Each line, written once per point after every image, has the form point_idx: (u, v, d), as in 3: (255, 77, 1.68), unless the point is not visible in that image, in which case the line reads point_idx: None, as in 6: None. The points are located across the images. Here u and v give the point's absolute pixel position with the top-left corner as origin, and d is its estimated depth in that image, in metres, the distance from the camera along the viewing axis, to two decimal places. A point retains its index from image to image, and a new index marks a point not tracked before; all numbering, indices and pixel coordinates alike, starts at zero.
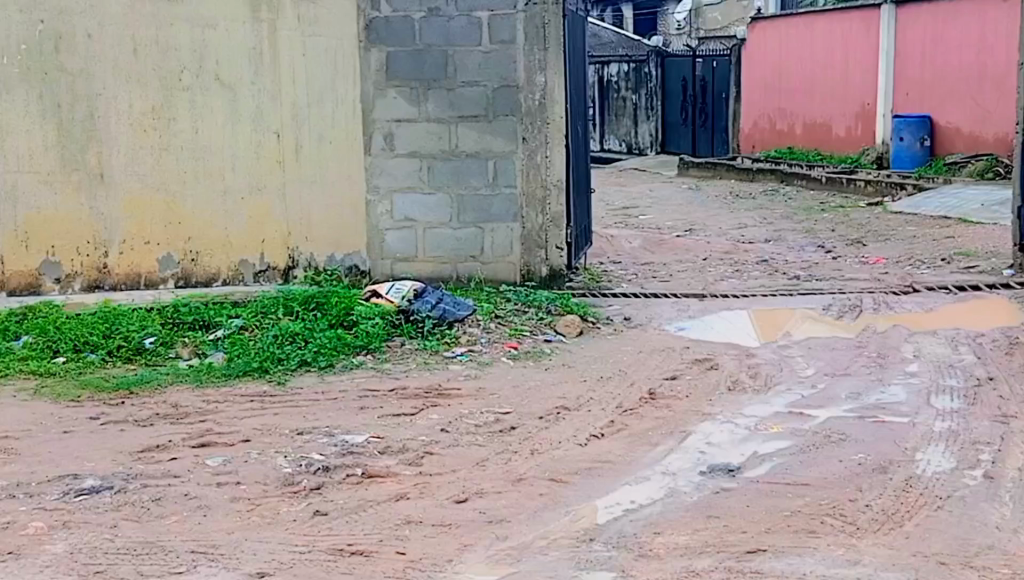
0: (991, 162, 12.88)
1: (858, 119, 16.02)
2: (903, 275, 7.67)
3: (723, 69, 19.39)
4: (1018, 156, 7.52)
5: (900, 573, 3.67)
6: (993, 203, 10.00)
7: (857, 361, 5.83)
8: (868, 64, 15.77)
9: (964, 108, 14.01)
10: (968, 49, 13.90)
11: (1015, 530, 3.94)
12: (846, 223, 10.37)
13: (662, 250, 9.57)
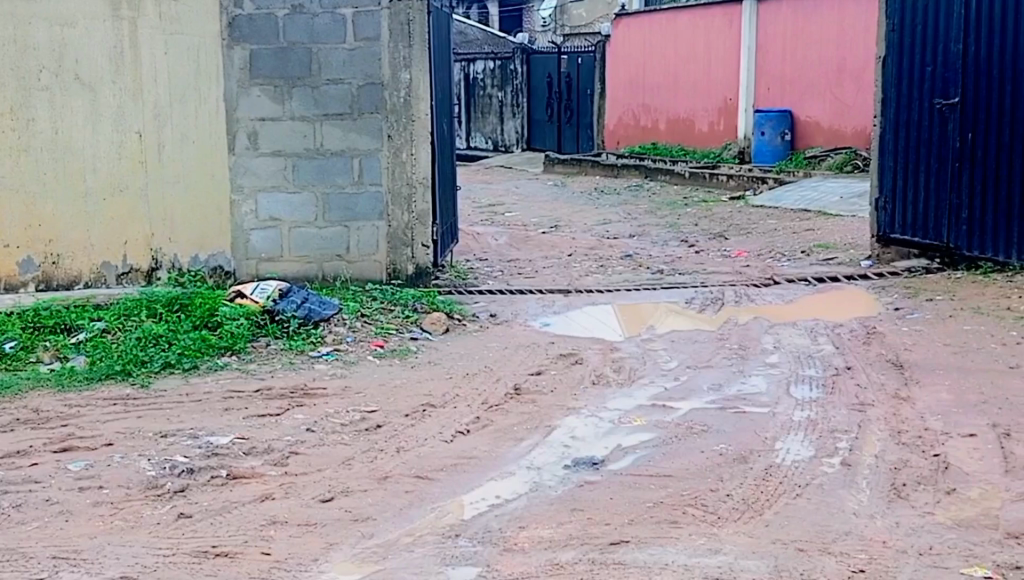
0: (848, 158, 13.37)
1: (720, 114, 16.51)
2: (763, 267, 7.89)
3: (587, 66, 19.72)
4: (877, 148, 7.85)
5: (760, 560, 3.72)
6: (851, 195, 10.38)
7: (719, 354, 5.95)
8: (731, 62, 16.22)
9: (823, 102, 14.50)
10: (827, 45, 14.37)
11: (872, 516, 4.01)
12: (709, 217, 10.62)
13: (528, 246, 9.63)
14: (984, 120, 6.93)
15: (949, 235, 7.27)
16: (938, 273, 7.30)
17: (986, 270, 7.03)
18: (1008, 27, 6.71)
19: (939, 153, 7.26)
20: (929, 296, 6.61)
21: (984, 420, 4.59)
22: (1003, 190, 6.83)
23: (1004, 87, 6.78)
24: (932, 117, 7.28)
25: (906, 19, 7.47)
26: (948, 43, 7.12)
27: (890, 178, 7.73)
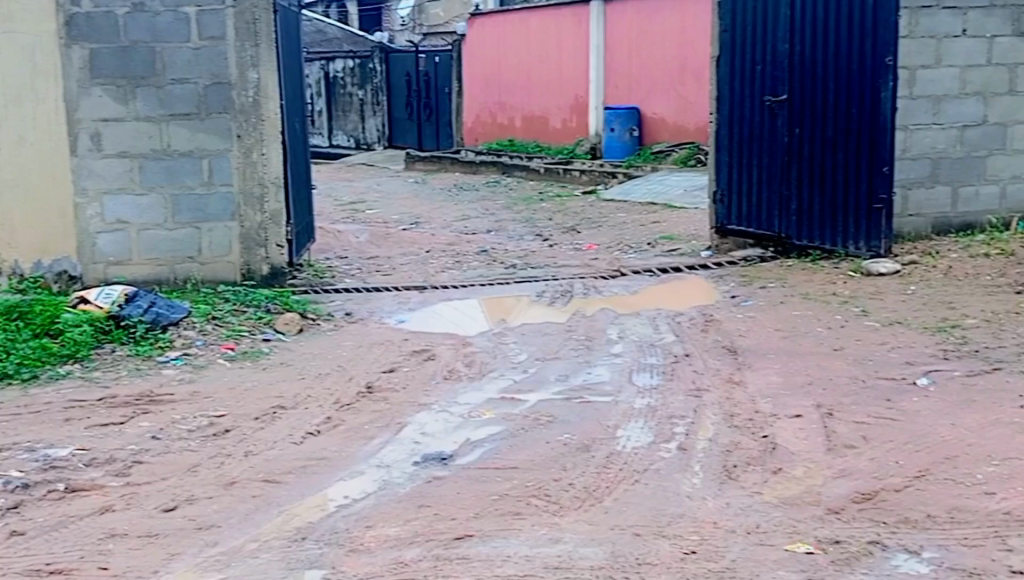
0: (691, 152, 13.73)
1: (573, 111, 16.78)
2: (613, 259, 8.06)
3: (445, 65, 19.79)
4: (714, 144, 8.08)
5: (598, 547, 3.73)
6: (694, 188, 10.73)
7: (567, 345, 6.06)
8: (581, 63, 16.46)
9: (668, 100, 14.86)
10: (670, 44, 14.73)
11: (704, 497, 4.04)
12: (564, 211, 10.79)
13: (387, 243, 9.60)
14: (810, 116, 7.27)
15: (780, 225, 7.59)
16: (772, 260, 7.60)
17: (815, 257, 7.40)
18: (830, 29, 7.05)
19: (771, 147, 7.57)
20: (763, 283, 6.87)
21: (807, 397, 4.76)
22: (828, 182, 7.22)
23: (827, 86, 7.12)
24: (762, 113, 7.59)
25: (737, 21, 7.71)
26: (775, 43, 7.43)
27: (726, 172, 8.00)
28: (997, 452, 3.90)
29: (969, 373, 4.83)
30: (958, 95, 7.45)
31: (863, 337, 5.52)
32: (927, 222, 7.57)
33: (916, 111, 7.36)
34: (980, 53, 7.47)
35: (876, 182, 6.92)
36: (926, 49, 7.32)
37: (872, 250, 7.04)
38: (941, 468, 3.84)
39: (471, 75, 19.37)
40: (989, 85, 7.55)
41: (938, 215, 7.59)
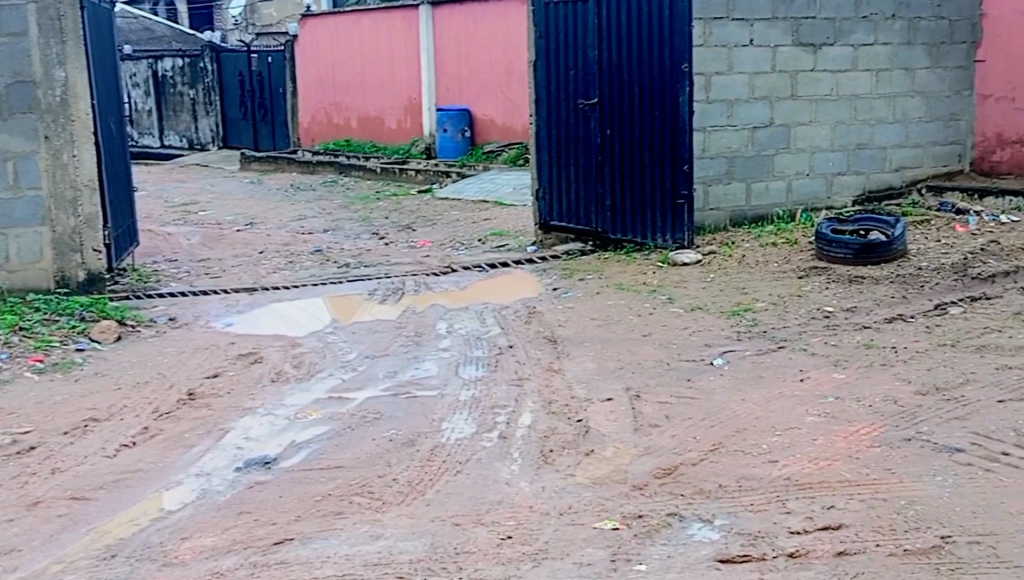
0: (520, 152, 14.03)
1: (407, 112, 16.87)
2: (442, 257, 8.19)
3: (278, 65, 19.59)
4: (534, 145, 8.30)
5: (418, 540, 3.65)
6: (522, 185, 11.03)
7: (397, 341, 6.13)
8: (414, 67, 16.53)
9: (497, 102, 15.11)
10: (496, 49, 14.97)
11: (523, 483, 4.05)
12: (399, 209, 10.86)
13: (220, 245, 9.45)
14: (619, 117, 7.61)
15: (597, 221, 7.92)
16: (591, 253, 7.91)
17: (629, 249, 7.75)
18: (633, 37, 7.40)
19: (585, 148, 7.88)
20: (581, 276, 7.13)
21: (618, 380, 5.01)
22: (637, 179, 7.58)
23: (633, 90, 7.47)
24: (576, 116, 7.89)
25: (550, 28, 7.95)
26: (586, 50, 7.73)
27: (547, 171, 8.25)
28: (778, 424, 4.21)
29: (758, 351, 5.17)
30: (748, 100, 8.00)
31: (667, 323, 5.83)
32: (725, 214, 8.12)
33: (713, 112, 7.89)
34: (765, 61, 8.03)
35: (678, 178, 7.32)
36: (719, 57, 7.84)
37: (677, 241, 7.47)
38: (731, 441, 4.12)
39: (304, 76, 19.16)
40: (775, 89, 8.13)
41: (735, 208, 8.14)
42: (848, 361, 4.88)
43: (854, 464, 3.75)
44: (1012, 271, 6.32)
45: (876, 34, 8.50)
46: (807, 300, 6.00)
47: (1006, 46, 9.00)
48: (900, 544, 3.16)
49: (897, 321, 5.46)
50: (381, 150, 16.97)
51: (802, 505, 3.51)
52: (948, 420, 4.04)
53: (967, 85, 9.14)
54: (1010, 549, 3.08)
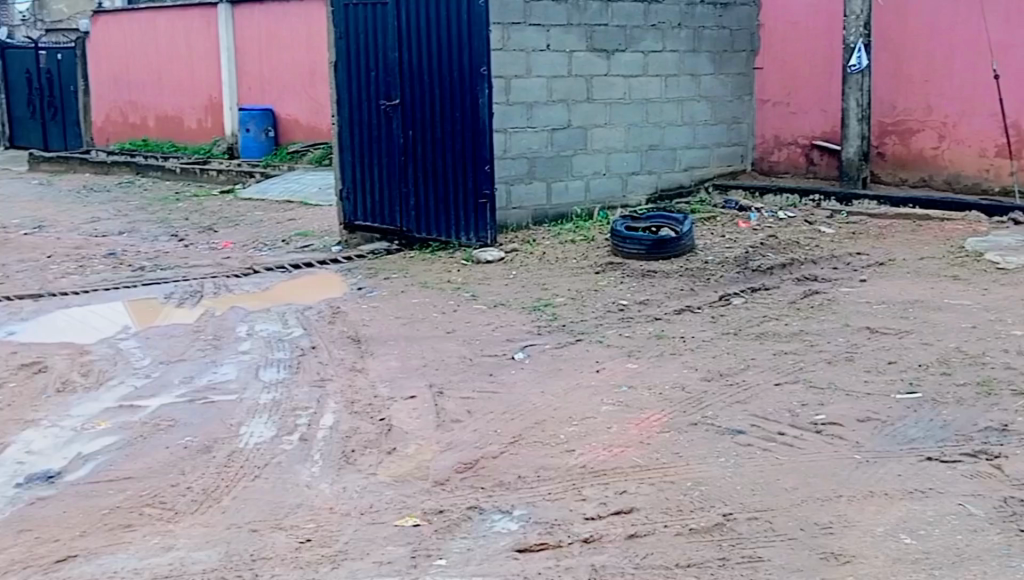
0: (326, 152, 13.82)
1: (207, 112, 16.32)
2: (244, 258, 7.95)
3: (68, 62, 18.57)
4: (337, 146, 8.20)
5: (211, 550, 3.51)
6: (328, 185, 10.86)
7: (194, 346, 5.90)
8: (214, 65, 16.02)
9: (300, 102, 14.84)
10: (299, 49, 14.71)
11: (323, 485, 3.97)
12: (201, 210, 10.50)
13: (4, 249, 8.85)
14: (420, 118, 7.62)
15: (401, 220, 7.89)
16: (397, 252, 7.87)
17: (434, 248, 7.76)
18: (431, 40, 7.44)
19: (388, 148, 7.85)
20: (388, 274, 7.10)
21: (421, 377, 5.01)
22: (440, 179, 7.61)
23: (433, 92, 7.50)
24: (379, 117, 7.85)
25: (351, 28, 7.88)
26: (386, 52, 7.70)
27: (351, 171, 8.16)
28: (575, 414, 4.31)
29: (557, 345, 5.28)
30: (546, 102, 8.16)
31: (471, 319, 5.87)
32: (527, 213, 8.24)
33: (513, 114, 7.98)
34: (561, 65, 8.23)
35: (479, 178, 7.41)
36: (517, 61, 7.95)
37: (480, 239, 7.55)
38: (531, 432, 4.19)
39: (97, 73, 18.23)
40: (572, 93, 8.35)
41: (536, 207, 8.28)
42: (641, 351, 5.06)
43: (645, 449, 3.89)
44: (788, 263, 6.71)
45: (664, 41, 8.96)
46: (604, 295, 6.18)
47: (781, 55, 9.76)
48: (686, 524, 3.29)
49: (686, 312, 5.71)
50: (180, 149, 16.33)
51: (596, 491, 3.61)
52: (730, 404, 4.25)
53: (748, 90, 9.91)
54: (785, 522, 3.24)
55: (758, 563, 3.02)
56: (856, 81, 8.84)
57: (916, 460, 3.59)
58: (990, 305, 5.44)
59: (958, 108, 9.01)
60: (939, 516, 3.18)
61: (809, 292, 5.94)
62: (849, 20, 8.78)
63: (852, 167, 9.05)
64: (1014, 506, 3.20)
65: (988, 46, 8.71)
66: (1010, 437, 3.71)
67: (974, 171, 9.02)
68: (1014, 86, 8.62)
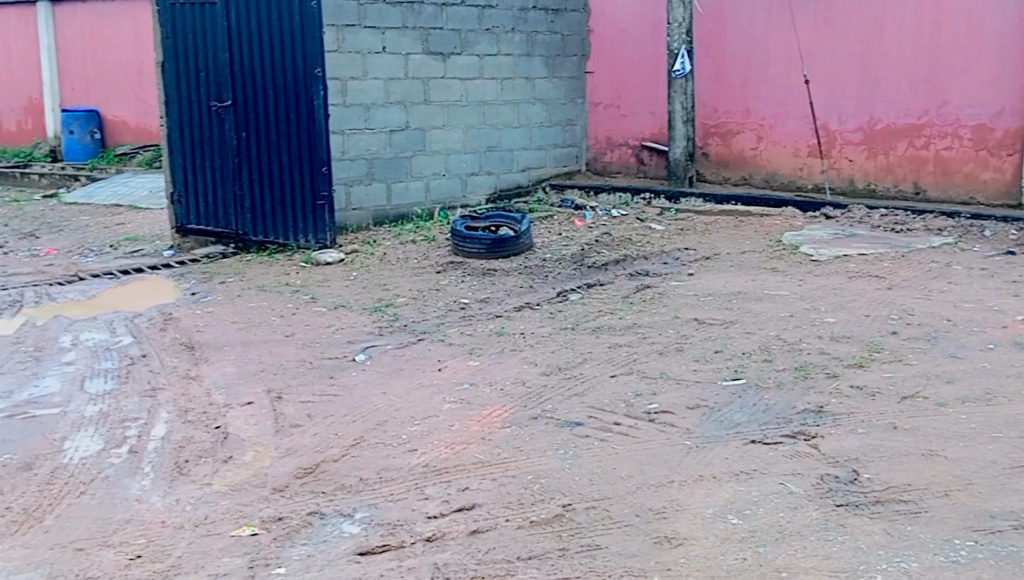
0: (157, 154, 13.33)
1: (26, 113, 15.47)
2: (68, 265, 7.58)
3: None
4: (165, 148, 7.91)
5: (33, 571, 3.33)
6: (159, 188, 10.49)
7: (12, 358, 5.57)
8: (34, 64, 15.20)
9: (128, 102, 14.26)
10: (125, 48, 14.13)
11: (155, 498, 3.82)
12: (21, 215, 9.95)
13: None
14: (254, 120, 7.47)
15: (237, 222, 7.69)
16: (233, 256, 7.67)
17: (271, 251, 7.61)
18: (264, 41, 7.31)
19: (221, 150, 7.64)
20: (222, 278, 6.91)
21: (258, 383, 4.90)
22: (276, 180, 7.47)
23: (266, 93, 7.36)
24: (209, 118, 7.63)
25: (177, 27, 7.62)
26: (216, 52, 7.49)
27: (181, 173, 7.89)
28: (416, 413, 4.31)
29: (399, 345, 5.27)
30: (383, 104, 8.13)
31: (310, 322, 5.79)
32: (367, 214, 8.17)
33: (350, 116, 7.91)
34: (397, 67, 8.21)
35: (317, 180, 7.32)
36: (352, 63, 7.89)
37: (320, 241, 7.46)
38: (372, 434, 4.16)
39: None
40: (409, 95, 8.34)
41: (376, 208, 8.23)
42: (482, 348, 5.11)
43: (486, 445, 3.93)
44: (622, 259, 6.90)
45: (499, 45, 9.07)
46: (444, 294, 6.20)
47: (611, 60, 10.03)
48: (526, 517, 3.35)
49: (525, 309, 5.80)
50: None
51: (438, 489, 3.62)
52: (569, 397, 4.34)
53: (580, 94, 10.15)
54: (621, 509, 3.34)
55: (596, 551, 3.10)
56: (681, 85, 9.18)
57: (741, 443, 3.76)
58: (806, 294, 5.76)
59: (773, 111, 9.49)
60: (763, 496, 3.34)
61: (642, 287, 6.13)
62: (673, 27, 9.09)
63: (680, 167, 9.39)
64: (830, 483, 3.40)
65: (800, 54, 9.22)
66: (825, 418, 3.94)
67: (789, 170, 9.50)
68: (823, 90, 9.15)
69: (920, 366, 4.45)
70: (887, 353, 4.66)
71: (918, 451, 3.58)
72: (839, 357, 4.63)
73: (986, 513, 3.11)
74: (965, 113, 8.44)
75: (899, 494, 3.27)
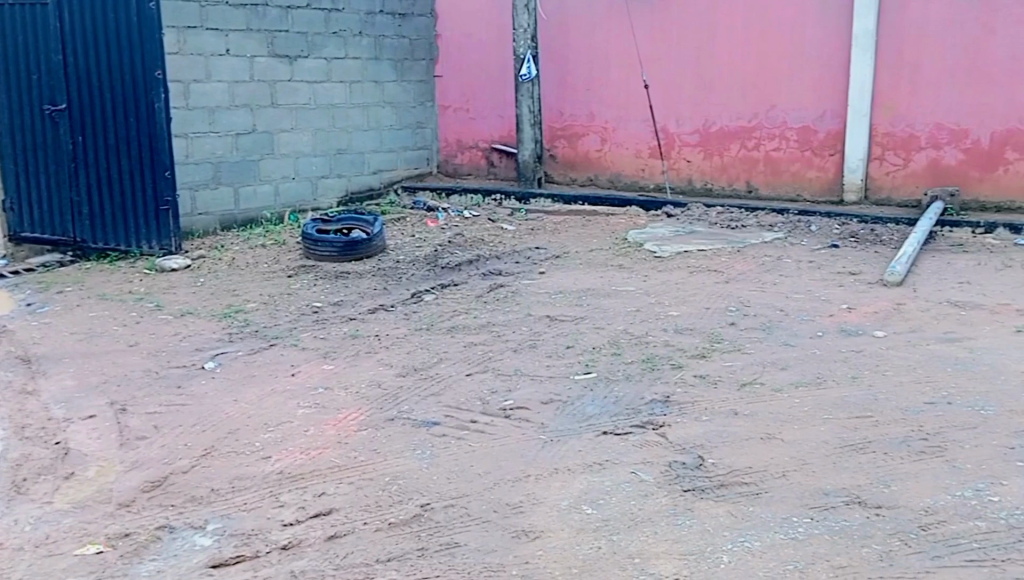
0: None
1: None
2: None
3: None
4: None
5: None
6: None
7: None
8: None
9: None
10: None
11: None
12: None
13: None
14: (91, 124, 7.20)
15: (75, 230, 7.39)
16: (72, 264, 7.36)
17: (112, 258, 7.37)
18: (100, 42, 7.04)
19: (56, 156, 7.32)
20: (60, 288, 6.62)
21: (102, 396, 4.72)
22: (117, 186, 7.24)
23: (104, 96, 7.12)
24: (42, 123, 7.29)
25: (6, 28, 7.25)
26: (49, 54, 7.16)
27: (14, 179, 7.50)
28: (270, 420, 4.27)
29: (250, 351, 5.18)
30: (229, 107, 7.96)
31: (156, 331, 5.62)
32: (214, 219, 7.99)
33: (193, 119, 7.72)
34: (242, 70, 8.05)
35: (159, 185, 7.13)
36: (195, 66, 7.70)
37: (164, 247, 7.25)
38: (224, 443, 4.09)
39: None
40: (254, 98, 8.19)
41: (224, 212, 8.06)
42: (336, 352, 5.08)
43: (342, 449, 3.92)
44: (474, 259, 6.99)
45: (346, 48, 9.01)
46: (296, 298, 6.14)
47: (458, 64, 10.12)
48: (385, 518, 3.37)
49: (380, 311, 5.80)
50: None
51: (294, 496, 3.60)
52: (425, 397, 4.38)
53: (429, 97, 10.20)
54: (478, 506, 3.41)
55: (455, 549, 3.15)
56: (526, 89, 9.34)
57: (593, 435, 3.89)
58: (651, 289, 5.97)
59: (615, 114, 9.77)
60: (615, 485, 3.46)
61: (494, 286, 6.23)
62: (517, 32, 9.23)
63: (528, 168, 9.57)
64: (677, 469, 3.55)
65: (639, 59, 9.52)
66: (671, 407, 4.11)
67: (632, 171, 9.81)
68: (662, 94, 9.48)
69: (757, 354, 4.69)
70: (727, 343, 4.89)
71: (757, 435, 3.78)
72: (683, 348, 4.83)
73: (820, 490, 3.32)
74: (791, 116, 8.93)
75: (741, 477, 3.45)
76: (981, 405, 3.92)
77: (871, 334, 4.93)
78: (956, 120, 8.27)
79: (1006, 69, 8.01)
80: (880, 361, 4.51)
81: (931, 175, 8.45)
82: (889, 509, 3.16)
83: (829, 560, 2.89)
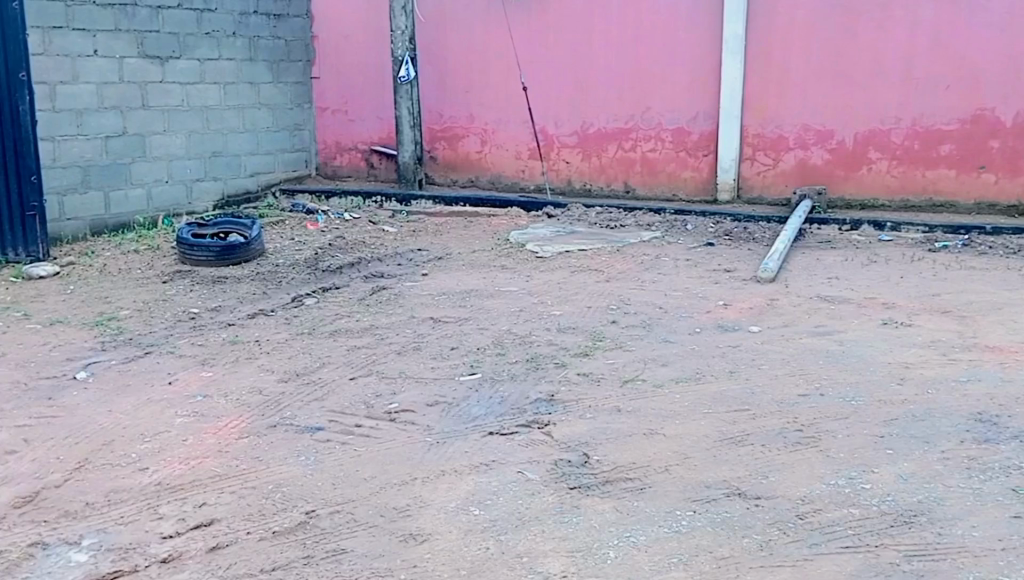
0: None
1: None
2: None
3: None
4: None
5: None
6: None
7: None
8: None
9: None
10: None
11: None
12: None
13: None
14: None
15: None
16: None
17: None
18: None
19: None
20: None
21: None
22: None
23: None
24: None
25: None
26: None
27: None
28: (146, 430, 4.12)
29: (124, 360, 5.00)
30: (98, 109, 7.67)
31: (21, 341, 5.36)
32: (84, 224, 7.68)
33: (60, 122, 7.41)
34: (111, 71, 7.77)
35: (25, 191, 6.84)
36: (61, 66, 7.39)
37: (31, 255, 6.94)
38: (98, 455, 3.93)
39: None
40: (125, 99, 7.91)
41: (94, 217, 7.75)
42: (214, 359, 4.94)
43: (223, 458, 3.82)
44: (355, 262, 6.91)
45: (220, 49, 8.79)
46: (172, 304, 5.95)
47: (336, 66, 9.99)
48: (269, 527, 3.29)
49: (259, 316, 5.67)
50: None
51: (173, 508, 3.48)
52: (308, 402, 4.30)
53: (306, 99, 10.04)
54: (365, 511, 3.36)
55: (341, 555, 3.10)
56: (406, 91, 9.29)
57: (479, 436, 3.89)
58: (534, 289, 6.01)
59: (495, 116, 9.80)
60: (503, 485, 3.47)
61: (377, 289, 6.17)
62: (395, 34, 9.16)
63: (409, 170, 9.52)
64: (563, 467, 3.58)
65: (517, 61, 9.57)
66: (556, 405, 4.15)
67: (513, 172, 9.87)
68: (541, 96, 9.56)
69: (638, 351, 4.78)
70: (608, 341, 4.96)
71: (640, 431, 3.85)
72: (566, 347, 4.88)
73: (702, 484, 3.40)
74: (666, 118, 9.14)
75: (625, 473, 3.50)
76: (851, 396, 4.08)
77: (747, 330, 5.07)
78: (821, 121, 8.62)
79: (866, 73, 8.38)
80: (755, 356, 4.65)
81: (799, 175, 8.78)
82: (767, 499, 3.25)
83: (712, 551, 2.95)
